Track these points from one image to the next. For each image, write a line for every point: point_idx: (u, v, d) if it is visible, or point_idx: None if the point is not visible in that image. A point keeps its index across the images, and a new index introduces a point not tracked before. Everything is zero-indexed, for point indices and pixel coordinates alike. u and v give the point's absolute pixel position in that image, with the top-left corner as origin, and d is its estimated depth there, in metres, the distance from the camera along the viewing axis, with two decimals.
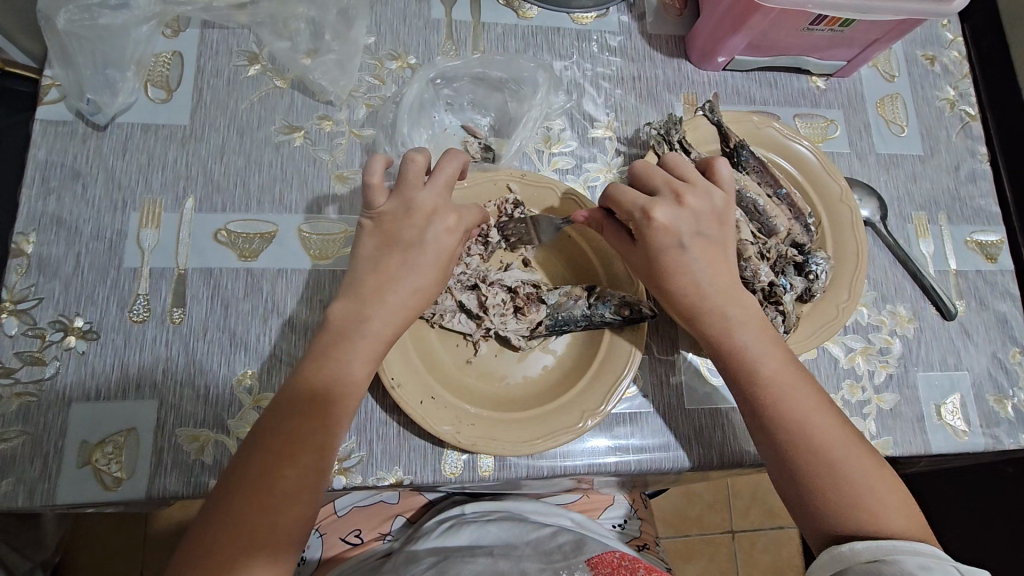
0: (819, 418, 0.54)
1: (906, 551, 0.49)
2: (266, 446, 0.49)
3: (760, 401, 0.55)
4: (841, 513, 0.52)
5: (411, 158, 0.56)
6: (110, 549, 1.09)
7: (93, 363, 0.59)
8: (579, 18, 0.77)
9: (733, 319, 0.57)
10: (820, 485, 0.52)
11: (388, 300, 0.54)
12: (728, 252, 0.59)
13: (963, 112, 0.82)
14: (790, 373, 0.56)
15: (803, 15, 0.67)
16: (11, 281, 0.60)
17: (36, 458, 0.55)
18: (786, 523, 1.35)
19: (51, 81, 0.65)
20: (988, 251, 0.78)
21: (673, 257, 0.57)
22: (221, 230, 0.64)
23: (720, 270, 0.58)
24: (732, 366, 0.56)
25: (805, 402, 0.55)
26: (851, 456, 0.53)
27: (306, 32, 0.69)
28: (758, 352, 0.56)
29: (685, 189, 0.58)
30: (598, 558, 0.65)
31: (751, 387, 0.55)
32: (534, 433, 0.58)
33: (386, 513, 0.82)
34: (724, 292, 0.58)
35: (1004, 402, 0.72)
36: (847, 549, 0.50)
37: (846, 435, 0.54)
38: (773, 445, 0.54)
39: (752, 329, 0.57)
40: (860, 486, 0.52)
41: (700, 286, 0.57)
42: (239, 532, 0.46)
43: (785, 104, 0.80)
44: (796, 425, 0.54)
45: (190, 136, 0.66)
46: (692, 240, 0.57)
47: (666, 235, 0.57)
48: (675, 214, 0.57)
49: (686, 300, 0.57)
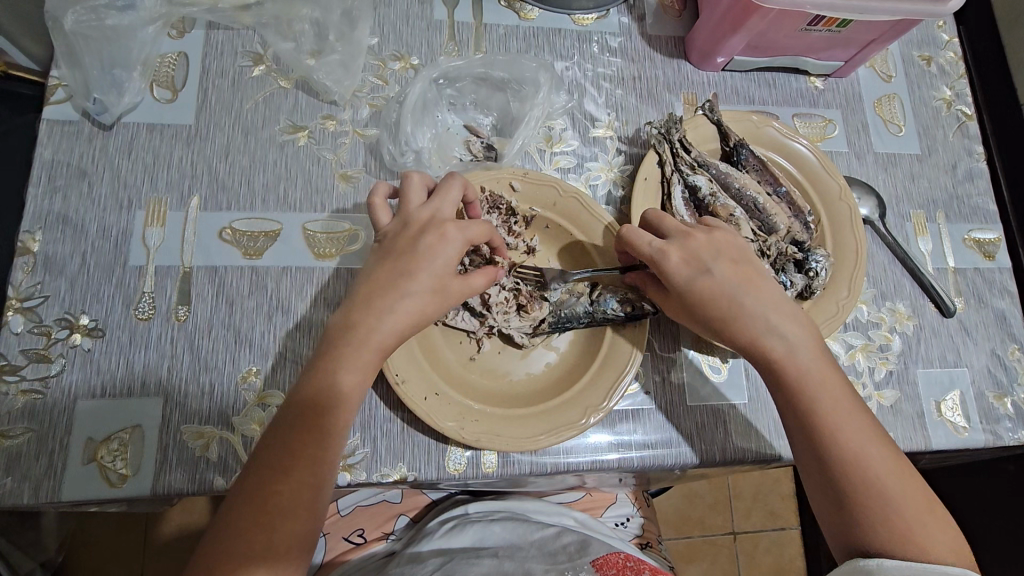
0: (872, 443, 0.54)
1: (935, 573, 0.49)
2: (256, 480, 0.49)
3: (815, 425, 0.55)
4: (886, 541, 0.52)
5: (411, 178, 0.58)
6: (109, 553, 1.09)
7: (98, 361, 0.59)
8: (580, 19, 0.78)
9: (789, 342, 0.57)
10: (869, 512, 0.53)
11: (378, 307, 0.53)
12: (760, 274, 0.60)
13: (960, 112, 0.84)
14: (840, 396, 0.56)
15: (800, 16, 0.68)
16: (17, 278, 0.60)
17: (42, 455, 0.55)
18: (788, 524, 1.35)
19: (57, 82, 0.66)
20: (986, 249, 0.79)
21: (706, 281, 0.58)
22: (226, 229, 0.64)
23: (761, 291, 0.59)
24: (785, 387, 0.57)
25: (862, 430, 0.55)
26: (901, 484, 0.53)
27: (310, 34, 0.70)
28: (813, 376, 0.56)
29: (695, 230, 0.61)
30: (603, 559, 0.66)
31: (804, 409, 0.56)
32: (539, 429, 0.59)
33: (389, 512, 0.82)
34: (772, 310, 0.58)
35: (1004, 399, 0.73)
36: (872, 564, 0.51)
37: (895, 459, 0.54)
38: (826, 470, 0.54)
39: (808, 351, 0.57)
40: (907, 514, 0.52)
41: (750, 311, 0.58)
42: (239, 542, 0.46)
43: (783, 104, 0.80)
44: (851, 453, 0.54)
45: (195, 135, 0.67)
46: (722, 265, 0.59)
47: (688, 268, 0.59)
48: (692, 247, 0.59)
49: (727, 324, 0.58)
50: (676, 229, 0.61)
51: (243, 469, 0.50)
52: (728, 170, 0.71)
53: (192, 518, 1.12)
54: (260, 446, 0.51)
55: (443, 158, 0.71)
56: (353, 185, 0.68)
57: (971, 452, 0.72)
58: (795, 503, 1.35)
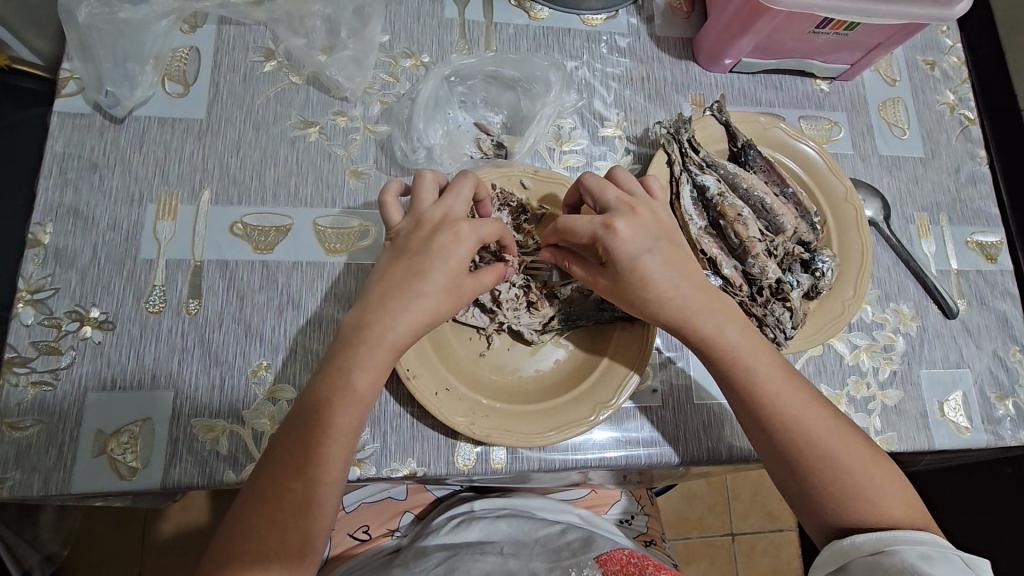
0: (810, 410, 0.56)
1: (906, 540, 0.51)
2: (269, 479, 0.50)
3: (755, 400, 0.56)
4: (848, 506, 0.54)
5: (422, 176, 0.58)
6: (106, 551, 1.08)
7: (109, 353, 0.59)
8: (589, 19, 0.79)
9: (719, 321, 0.58)
10: (824, 480, 0.55)
11: (392, 307, 0.53)
12: (685, 252, 0.60)
13: (963, 115, 0.84)
14: (775, 369, 0.58)
15: (808, 19, 0.69)
16: (27, 270, 0.60)
17: (51, 447, 0.55)
18: (785, 526, 1.35)
19: (69, 74, 0.66)
20: (988, 251, 0.80)
21: (644, 263, 0.57)
22: (237, 223, 0.64)
23: (689, 271, 0.59)
24: (722, 370, 0.58)
25: (800, 400, 0.56)
26: (848, 446, 0.55)
27: (322, 30, 0.70)
28: (748, 356, 0.57)
29: (637, 202, 0.59)
30: (607, 555, 0.66)
31: (742, 390, 0.57)
32: (547, 425, 0.59)
33: (394, 509, 0.82)
34: (700, 291, 0.59)
35: (1005, 400, 0.74)
36: (848, 543, 0.52)
37: (836, 423, 0.57)
38: (773, 441, 0.56)
39: (737, 328, 0.58)
40: (860, 475, 0.55)
41: (682, 293, 0.58)
42: (253, 540, 0.49)
43: (790, 106, 0.81)
44: (794, 424, 0.56)
45: (206, 129, 0.67)
46: (657, 245, 0.58)
47: (631, 245, 0.57)
48: (632, 225, 0.58)
49: (665, 306, 0.58)
50: (617, 201, 0.59)
51: (258, 465, 0.52)
52: (735, 171, 0.72)
53: (192, 517, 1.11)
54: (275, 442, 0.52)
55: (453, 156, 0.71)
56: (364, 181, 0.68)
57: (972, 451, 0.73)
58: None
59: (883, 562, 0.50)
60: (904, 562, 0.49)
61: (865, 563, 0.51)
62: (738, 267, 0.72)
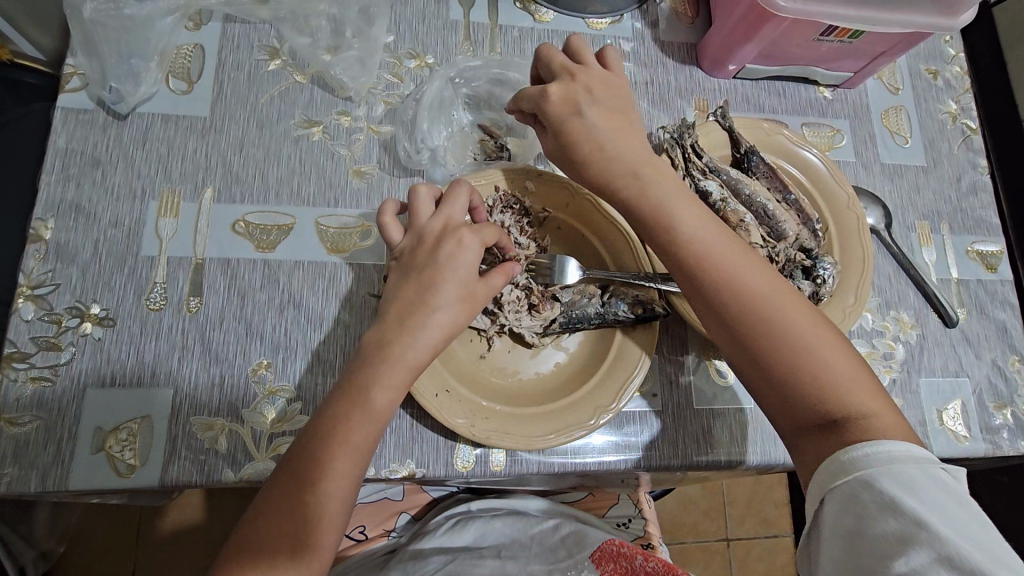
0: (769, 286, 0.53)
1: (886, 465, 0.46)
2: (281, 492, 0.50)
3: (714, 287, 0.53)
4: (811, 390, 0.50)
5: (417, 190, 0.58)
6: (98, 550, 1.08)
7: (109, 349, 0.59)
8: (593, 23, 0.79)
9: (675, 207, 0.55)
10: (779, 359, 0.51)
11: (410, 325, 0.53)
12: (632, 123, 0.58)
13: (965, 125, 0.85)
14: (725, 242, 0.54)
15: (813, 26, 0.69)
16: (29, 265, 0.60)
17: (50, 443, 0.55)
18: (781, 531, 1.35)
19: (73, 70, 0.66)
20: (988, 261, 0.80)
21: (576, 125, 0.56)
22: (239, 222, 0.64)
23: (628, 137, 0.57)
24: (669, 243, 0.54)
25: (753, 274, 0.53)
26: (807, 326, 0.52)
27: (327, 29, 0.70)
28: (692, 224, 0.54)
29: (580, 70, 0.58)
30: (600, 553, 0.67)
31: (693, 261, 0.53)
32: (548, 429, 0.59)
33: (391, 510, 0.82)
34: (639, 161, 0.56)
35: (1003, 409, 0.74)
36: (828, 476, 0.47)
37: (808, 315, 0.53)
38: (730, 326, 0.53)
39: (681, 198, 0.55)
40: (819, 354, 0.51)
41: (618, 158, 0.56)
42: (263, 554, 0.48)
43: (793, 113, 0.81)
44: (759, 313, 0.52)
45: (210, 127, 0.67)
46: (592, 108, 0.57)
47: (560, 105, 0.57)
48: (567, 87, 0.57)
49: (600, 171, 0.57)
50: (562, 65, 0.58)
51: (270, 478, 0.51)
52: (739, 176, 0.72)
53: (186, 516, 1.11)
54: (289, 456, 0.52)
55: (456, 158, 0.71)
56: (367, 181, 0.68)
57: (970, 460, 0.73)
58: (789, 510, 1.36)
59: (862, 496, 0.45)
60: (884, 497, 0.45)
61: (841, 496, 0.46)
62: None
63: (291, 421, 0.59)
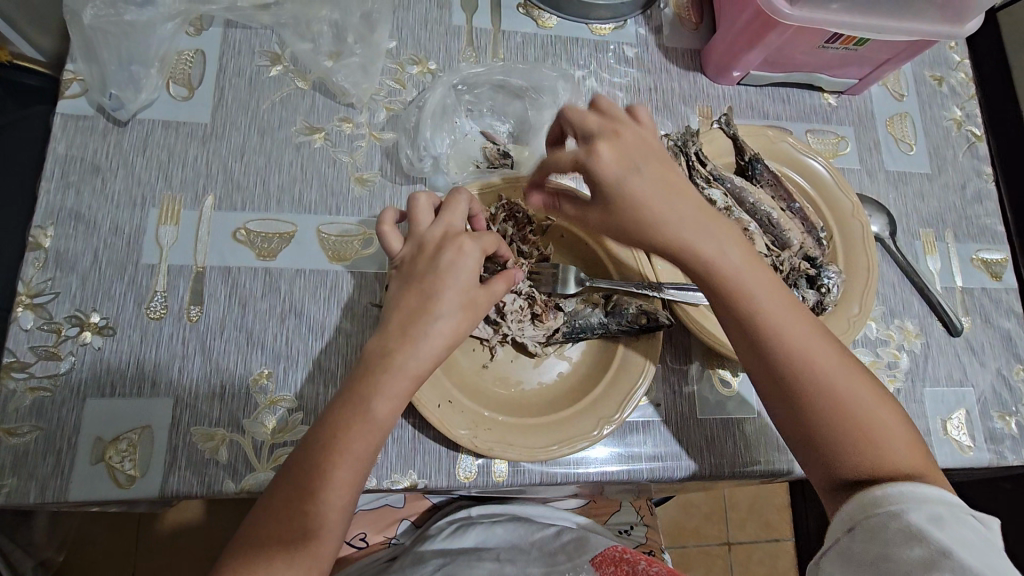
0: (820, 345, 0.52)
1: (912, 498, 0.47)
2: (280, 501, 0.49)
3: (767, 348, 0.52)
4: (852, 452, 0.51)
5: (416, 198, 0.58)
6: (99, 551, 1.08)
7: (109, 358, 0.58)
8: (597, 29, 0.78)
9: (720, 243, 0.52)
10: (824, 419, 0.51)
11: (412, 335, 0.53)
12: (678, 170, 0.53)
13: (970, 132, 0.84)
14: (782, 298, 0.53)
15: (818, 33, 0.69)
16: (28, 274, 0.59)
17: (49, 454, 0.55)
18: (781, 536, 1.35)
19: (73, 76, 0.65)
20: (992, 269, 0.80)
21: (633, 186, 0.49)
22: (239, 229, 0.64)
23: (685, 193, 0.51)
24: (726, 298, 0.52)
25: (804, 332, 0.52)
26: (855, 385, 0.52)
27: (329, 35, 0.69)
28: (752, 281, 0.52)
29: (624, 123, 0.51)
30: (601, 557, 0.65)
31: (747, 315, 0.52)
32: (551, 439, 0.58)
33: (391, 516, 0.82)
34: (696, 221, 0.51)
35: (1007, 418, 0.73)
36: (855, 504, 0.49)
37: (841, 358, 0.53)
38: (778, 380, 0.53)
39: (739, 254, 0.52)
40: (864, 415, 0.51)
41: (677, 219, 0.51)
42: (265, 564, 0.48)
43: (797, 120, 0.81)
44: (796, 356, 0.52)
45: (211, 134, 0.66)
46: (648, 164, 0.50)
47: (617, 167, 0.49)
48: (618, 147, 0.50)
49: (658, 233, 0.51)
50: (602, 126, 0.51)
51: (270, 486, 0.51)
52: (743, 184, 0.71)
53: (187, 517, 1.11)
54: (288, 465, 0.51)
55: (459, 167, 0.70)
56: (369, 188, 0.67)
57: (974, 470, 0.73)
58: (789, 515, 1.36)
59: (889, 526, 0.47)
60: (910, 527, 0.45)
61: (867, 525, 0.48)
62: None
63: (292, 431, 0.58)
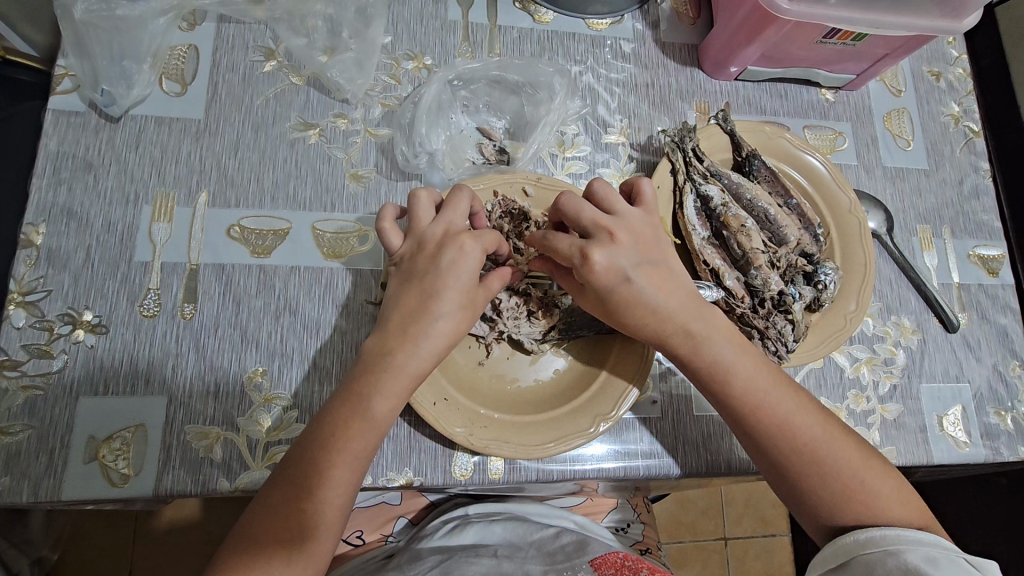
0: (801, 413, 0.57)
1: (909, 540, 0.51)
2: (276, 498, 0.49)
3: (750, 420, 0.57)
4: (837, 509, 0.55)
5: (417, 197, 0.57)
6: (96, 548, 1.07)
7: (102, 357, 0.58)
8: (594, 24, 0.78)
9: (698, 332, 0.58)
10: (808, 481, 0.55)
11: (413, 334, 0.53)
12: (670, 266, 0.60)
13: (968, 128, 0.84)
14: (760, 373, 0.58)
15: (815, 28, 0.69)
16: (20, 272, 0.59)
17: (42, 453, 0.54)
18: (777, 531, 1.35)
19: (64, 71, 0.65)
20: (990, 265, 0.80)
21: (625, 293, 0.57)
22: (234, 226, 0.63)
23: (670, 288, 0.59)
24: (706, 377, 0.58)
25: (782, 400, 0.57)
26: (835, 447, 0.56)
27: (323, 30, 0.69)
28: (727, 356, 0.58)
29: (615, 224, 0.58)
30: (601, 559, 0.65)
31: (727, 392, 0.58)
32: (546, 437, 0.58)
33: (388, 514, 0.81)
34: (679, 308, 0.58)
35: (1003, 415, 0.73)
36: (852, 539, 0.52)
37: (825, 425, 0.57)
38: (764, 451, 0.57)
39: (716, 338, 0.58)
40: (847, 475, 0.55)
41: (661, 308, 0.58)
42: (256, 559, 0.47)
43: (795, 116, 0.80)
44: (779, 427, 0.56)
45: (204, 130, 0.66)
46: (638, 271, 0.57)
47: (610, 275, 0.56)
48: (612, 254, 0.56)
49: (642, 328, 0.58)
50: (596, 222, 0.57)
51: (264, 486, 0.51)
52: (740, 180, 0.71)
53: (184, 514, 1.10)
54: (283, 464, 0.51)
55: (453, 161, 0.70)
56: (364, 185, 0.67)
57: (970, 466, 0.73)
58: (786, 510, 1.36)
59: (887, 562, 0.50)
60: (908, 564, 0.49)
61: (864, 561, 0.51)
62: (741, 279, 0.70)
63: (287, 430, 0.58)
